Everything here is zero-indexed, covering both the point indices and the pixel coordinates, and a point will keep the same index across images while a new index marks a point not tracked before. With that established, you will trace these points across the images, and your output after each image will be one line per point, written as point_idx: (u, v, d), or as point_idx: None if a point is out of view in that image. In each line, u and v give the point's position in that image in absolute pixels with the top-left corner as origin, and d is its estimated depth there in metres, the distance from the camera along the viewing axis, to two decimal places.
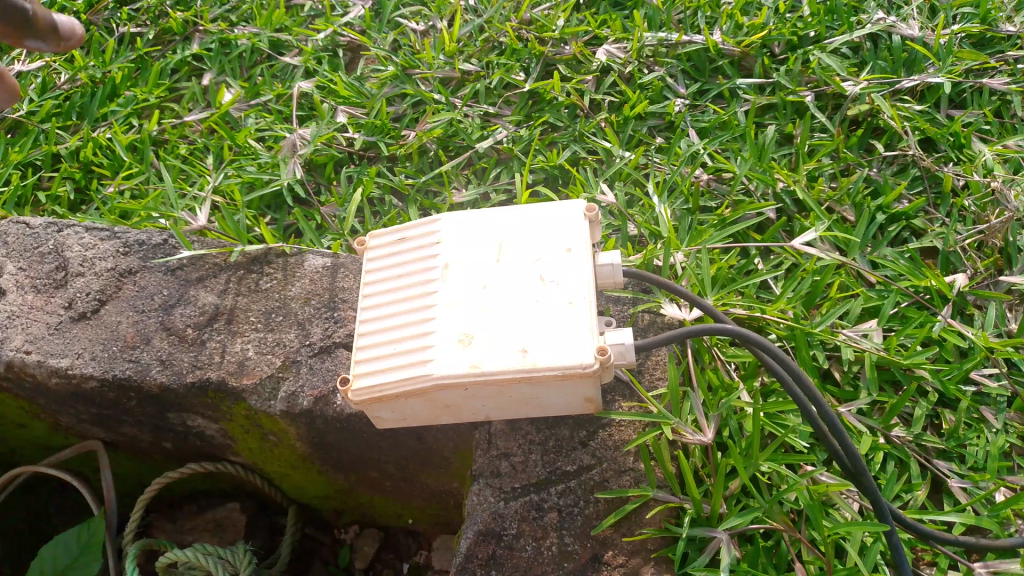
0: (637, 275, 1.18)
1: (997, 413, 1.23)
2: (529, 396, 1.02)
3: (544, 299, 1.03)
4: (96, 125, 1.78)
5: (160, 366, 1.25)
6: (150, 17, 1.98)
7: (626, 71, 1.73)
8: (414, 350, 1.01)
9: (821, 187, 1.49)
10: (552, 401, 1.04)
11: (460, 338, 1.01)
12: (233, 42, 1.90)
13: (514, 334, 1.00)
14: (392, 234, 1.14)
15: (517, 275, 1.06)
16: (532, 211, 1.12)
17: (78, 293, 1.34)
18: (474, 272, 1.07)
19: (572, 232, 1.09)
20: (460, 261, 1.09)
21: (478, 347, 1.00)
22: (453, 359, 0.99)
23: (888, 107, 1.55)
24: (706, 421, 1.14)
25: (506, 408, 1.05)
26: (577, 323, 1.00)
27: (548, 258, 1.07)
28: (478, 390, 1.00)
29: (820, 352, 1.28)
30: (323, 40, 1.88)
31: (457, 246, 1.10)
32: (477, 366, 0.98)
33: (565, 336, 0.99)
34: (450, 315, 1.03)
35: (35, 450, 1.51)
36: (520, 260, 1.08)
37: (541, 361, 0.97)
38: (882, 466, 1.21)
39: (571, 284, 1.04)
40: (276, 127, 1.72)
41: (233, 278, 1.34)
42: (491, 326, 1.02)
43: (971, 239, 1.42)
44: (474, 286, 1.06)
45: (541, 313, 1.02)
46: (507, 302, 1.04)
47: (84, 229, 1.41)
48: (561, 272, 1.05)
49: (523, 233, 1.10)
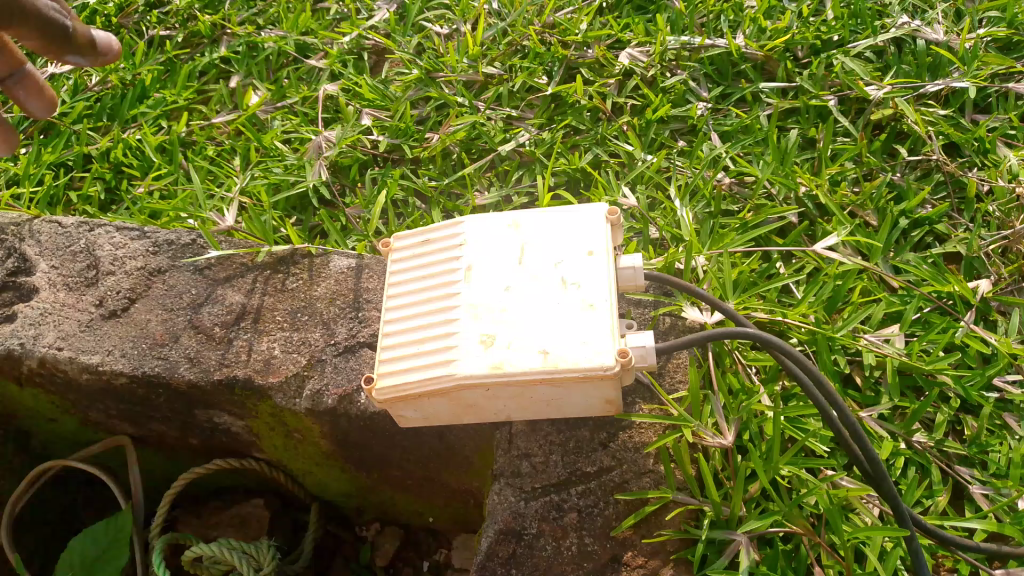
0: (654, 277, 1.19)
1: (1020, 419, 1.23)
2: (550, 397, 1.03)
3: (566, 302, 1.04)
4: (126, 126, 1.82)
5: (189, 363, 1.27)
6: (178, 21, 2.02)
7: (649, 75, 1.74)
8: (438, 350, 1.03)
9: (844, 191, 1.49)
10: (575, 402, 1.05)
11: (483, 339, 1.02)
12: (260, 45, 1.93)
13: (536, 335, 1.02)
14: (416, 236, 1.16)
15: (539, 277, 1.07)
16: (555, 214, 1.13)
17: (109, 291, 1.36)
18: (497, 274, 1.09)
19: (594, 236, 1.10)
20: (482, 264, 1.10)
21: (500, 348, 1.01)
22: (476, 359, 1.01)
23: (912, 111, 1.55)
24: (727, 424, 1.14)
25: (528, 409, 1.07)
26: (597, 327, 1.01)
27: (570, 261, 1.08)
28: (500, 390, 1.02)
29: (842, 356, 1.29)
30: (348, 43, 1.91)
31: (480, 247, 1.12)
32: (499, 366, 1.00)
33: (586, 339, 1.00)
34: (472, 315, 1.05)
35: (65, 444, 1.54)
36: (542, 263, 1.09)
37: (562, 362, 0.99)
38: (903, 471, 1.21)
39: (593, 287, 1.05)
40: (302, 129, 1.75)
41: (260, 278, 1.36)
42: (513, 327, 1.03)
43: (995, 245, 1.41)
44: (497, 287, 1.07)
45: (563, 315, 1.03)
46: (529, 305, 1.05)
47: (115, 228, 1.44)
48: (583, 274, 1.06)
49: (544, 235, 1.12)
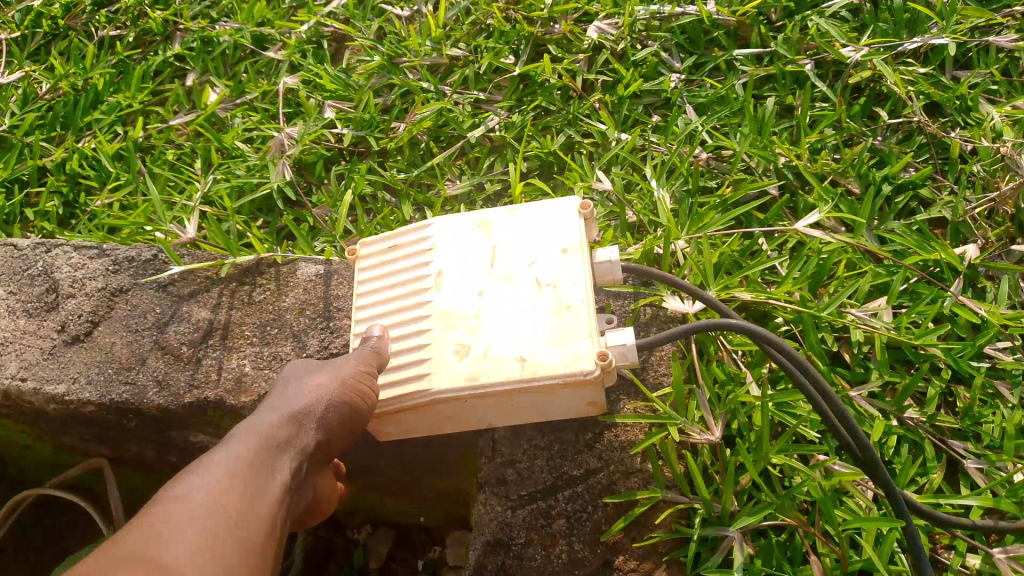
0: (633, 270, 1.15)
1: (1014, 387, 1.20)
2: (531, 404, 1.00)
3: (542, 305, 1.00)
4: (81, 135, 1.75)
5: (158, 387, 1.23)
6: (128, 18, 1.93)
7: (618, 49, 1.67)
8: (412, 364, 1.00)
9: (824, 159, 1.44)
10: (556, 406, 1.01)
11: (457, 349, 0.99)
12: (215, 40, 1.86)
13: (512, 342, 0.98)
14: (384, 242, 1.12)
15: (513, 280, 1.03)
16: (526, 210, 1.08)
17: (71, 315, 1.32)
18: (469, 279, 1.04)
19: (567, 231, 1.05)
20: (452, 268, 1.06)
21: (475, 359, 0.98)
22: (451, 372, 0.97)
23: (891, 72, 1.49)
24: (714, 418, 1.10)
25: (510, 416, 1.03)
26: (574, 329, 0.97)
27: (544, 260, 1.04)
28: (479, 402, 0.98)
29: (829, 334, 1.25)
30: (306, 33, 1.84)
31: (450, 251, 1.07)
32: (475, 377, 0.96)
33: (564, 343, 0.96)
34: (445, 325, 1.01)
35: (42, 470, 1.50)
36: (515, 264, 1.04)
37: (539, 369, 0.95)
38: (897, 450, 1.18)
39: (568, 286, 1.01)
40: (263, 127, 1.69)
41: (226, 291, 1.31)
42: (487, 335, 0.99)
43: (981, 208, 1.38)
44: (470, 293, 1.03)
45: (539, 319, 0.99)
46: (503, 309, 1.01)
47: (72, 247, 1.38)
48: (558, 274, 1.02)
49: (515, 234, 1.07)
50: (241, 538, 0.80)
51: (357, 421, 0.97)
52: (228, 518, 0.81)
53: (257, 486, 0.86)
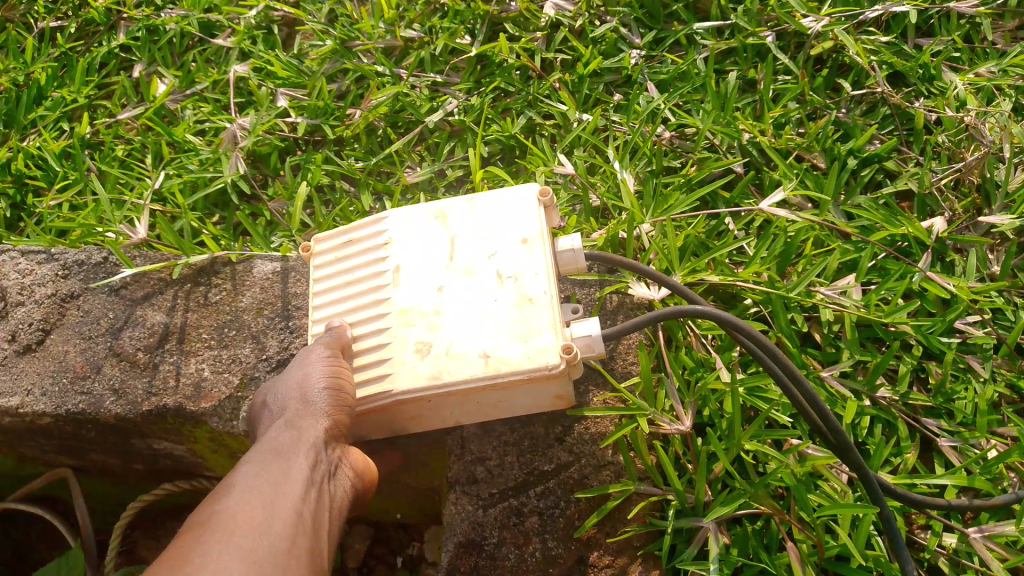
0: (599, 257, 1.12)
1: (984, 360, 1.19)
2: (497, 401, 0.97)
3: (504, 298, 0.97)
4: (25, 133, 1.68)
5: (114, 396, 1.19)
6: (69, 8, 1.86)
7: (577, 25, 1.63)
8: (372, 364, 0.97)
9: (789, 135, 1.42)
10: (522, 402, 0.99)
11: (418, 347, 0.96)
12: (161, 28, 1.79)
13: (475, 338, 0.95)
14: (339, 237, 1.08)
15: (473, 273, 1.00)
16: (485, 201, 1.05)
17: (20, 324, 1.27)
18: (428, 273, 1.01)
19: (527, 221, 1.02)
20: (411, 263, 1.03)
21: (437, 356, 0.95)
22: (412, 371, 0.94)
23: (853, 42, 1.47)
24: (684, 408, 1.10)
25: (476, 414, 1.01)
26: (538, 323, 0.94)
27: (505, 252, 1.01)
28: (443, 400, 0.96)
29: (798, 314, 1.23)
30: (256, 17, 1.78)
31: (408, 245, 1.04)
32: (438, 375, 0.93)
33: (528, 337, 0.94)
34: (405, 322, 0.98)
35: (4, 483, 1.46)
36: (476, 257, 1.01)
37: (503, 365, 0.93)
38: (870, 430, 1.18)
39: (530, 278, 0.98)
40: (215, 118, 1.63)
41: (181, 293, 1.27)
42: (449, 331, 0.96)
43: (948, 179, 1.36)
44: (429, 288, 1.00)
45: (501, 313, 0.96)
46: (464, 304, 0.98)
47: (19, 253, 1.34)
48: (519, 266, 0.99)
49: (476, 226, 1.04)
50: (270, 549, 0.80)
51: (337, 395, 0.94)
52: (248, 523, 0.82)
53: (272, 495, 0.85)
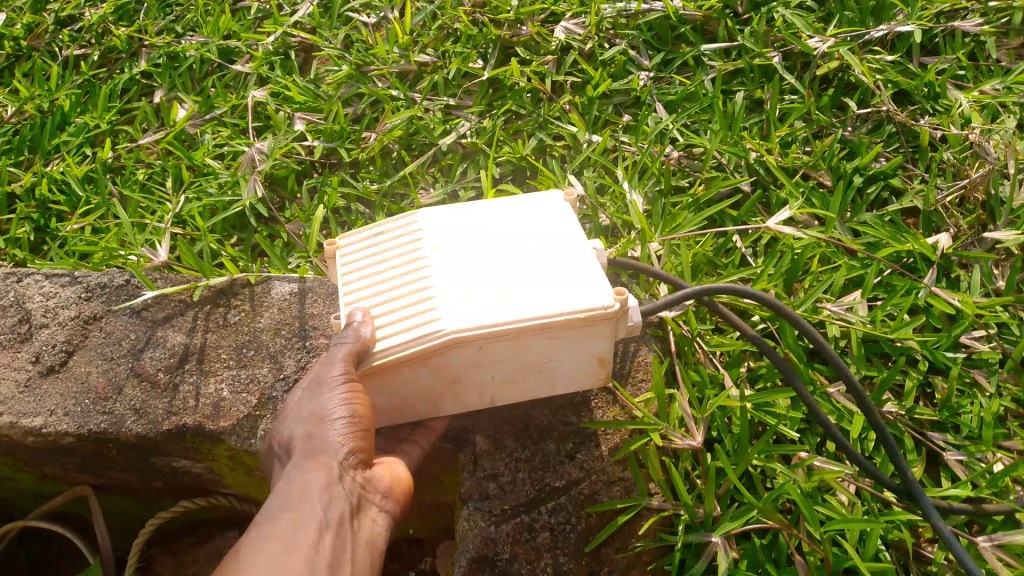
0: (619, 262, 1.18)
1: (991, 375, 1.21)
2: (540, 356, 0.96)
3: (550, 260, 0.97)
4: (49, 158, 1.73)
5: (135, 415, 1.22)
6: (92, 37, 1.92)
7: (586, 48, 1.67)
8: (417, 315, 0.93)
9: (795, 154, 1.44)
10: (565, 365, 0.99)
11: (466, 296, 0.93)
12: (182, 55, 1.84)
13: (525, 289, 0.94)
14: (366, 230, 1.04)
15: (512, 244, 1.00)
16: (510, 199, 1.07)
17: (45, 346, 1.31)
18: (466, 242, 1.00)
19: (558, 209, 1.05)
20: (448, 234, 1.01)
21: (488, 303, 0.92)
22: (463, 313, 0.91)
23: (858, 62, 1.49)
24: (695, 424, 1.11)
25: (513, 380, 0.99)
26: (593, 272, 0.96)
27: (539, 228, 1.02)
28: (492, 347, 0.92)
29: (807, 330, 1.24)
30: (273, 44, 1.82)
31: (439, 223, 1.02)
32: (490, 317, 0.91)
33: (585, 284, 0.94)
34: (448, 280, 0.95)
35: (26, 501, 1.49)
36: (511, 233, 1.01)
37: (563, 301, 0.93)
38: (878, 444, 1.19)
39: (573, 242, 1.00)
40: (234, 142, 1.67)
41: (200, 314, 1.31)
42: (496, 286, 0.94)
43: (953, 195, 1.38)
44: (470, 254, 0.98)
45: (552, 267, 0.97)
46: (510, 266, 0.97)
47: (44, 276, 1.38)
48: (558, 235, 1.01)
49: (511, 208, 1.05)
50: None
51: (351, 408, 0.96)
52: None
53: (289, 544, 0.91)
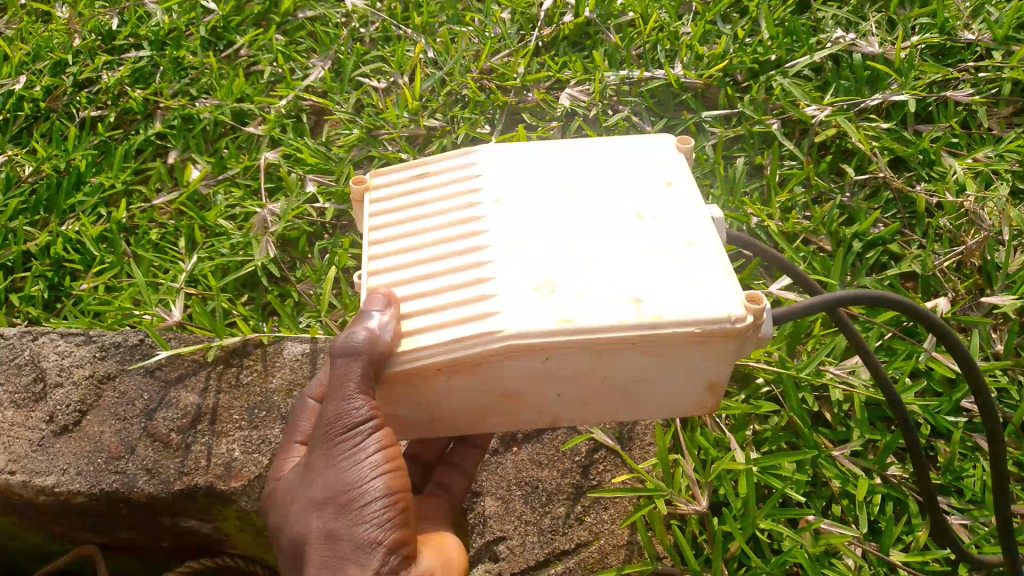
0: (736, 237, 1.15)
1: (993, 439, 1.22)
2: (636, 376, 0.83)
3: (645, 241, 0.85)
4: (64, 217, 1.76)
5: (147, 475, 1.24)
6: (109, 98, 1.96)
7: (591, 114, 1.71)
8: (473, 300, 0.82)
9: (796, 219, 1.48)
10: (669, 394, 0.85)
11: (539, 286, 0.82)
12: (195, 117, 1.88)
13: (620, 281, 0.82)
14: (411, 169, 0.99)
15: (599, 213, 0.89)
16: (611, 145, 0.98)
17: (59, 406, 1.32)
18: (543, 209, 0.90)
19: (671, 167, 0.94)
20: (515, 193, 0.92)
21: (565, 295, 0.81)
22: (533, 308, 0.80)
23: (855, 130, 1.53)
24: (700, 489, 1.13)
25: (595, 400, 0.85)
26: (704, 264, 0.83)
27: (640, 191, 0.91)
28: (565, 359, 0.80)
29: (810, 393, 1.27)
30: (286, 107, 1.87)
31: (510, 180, 0.93)
32: (566, 319, 0.78)
33: (696, 283, 0.81)
34: (517, 258, 0.84)
35: (31, 559, 1.49)
36: (600, 200, 0.91)
37: (669, 311, 0.79)
38: (882, 508, 1.20)
39: (680, 222, 0.87)
40: (246, 203, 1.71)
41: (213, 374, 1.33)
42: (575, 271, 0.83)
43: (949, 261, 1.41)
44: (546, 224, 0.88)
45: (657, 254, 0.85)
46: (593, 244, 0.86)
47: (60, 335, 1.40)
48: (663, 209, 0.89)
49: (604, 165, 0.95)
50: None
51: (379, 474, 0.85)
52: None
53: None
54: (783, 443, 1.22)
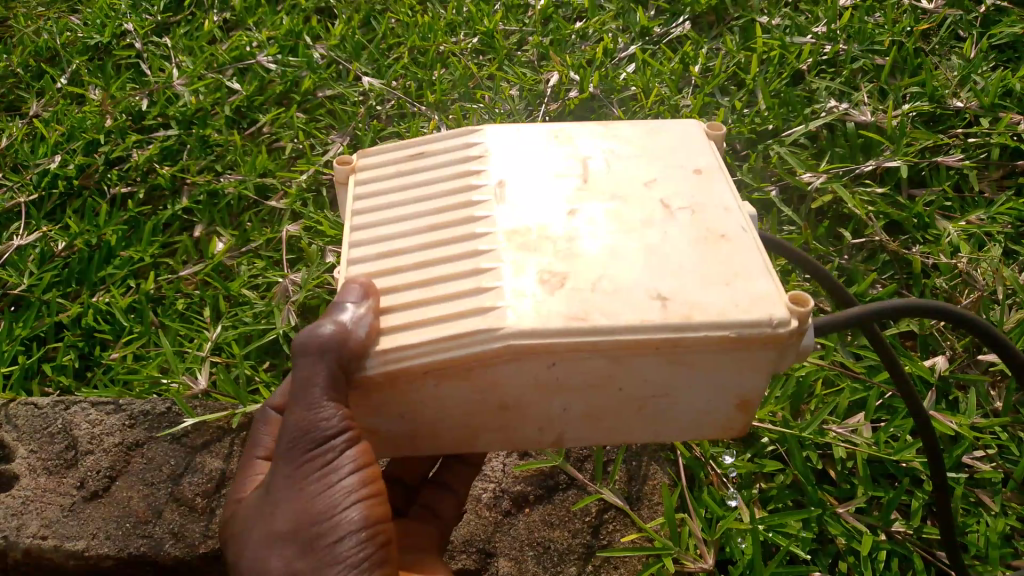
0: (801, 260, 1.20)
1: (994, 494, 1.26)
2: (664, 385, 0.88)
3: (658, 238, 0.93)
4: (95, 289, 1.83)
5: (174, 538, 1.29)
6: (139, 174, 2.03)
7: None
8: (477, 291, 0.88)
9: (795, 282, 1.53)
10: (697, 403, 0.90)
11: (549, 273, 0.89)
12: (220, 191, 1.96)
13: (642, 278, 0.88)
14: (410, 148, 1.09)
15: (613, 206, 0.98)
16: (639, 137, 1.08)
17: (89, 472, 1.37)
18: (559, 198, 0.99)
19: (699, 157, 1.04)
20: (525, 179, 1.01)
21: (576, 286, 0.87)
22: (545, 299, 0.86)
23: (849, 197, 1.60)
24: (706, 547, 1.17)
25: (612, 408, 0.91)
26: (738, 253, 0.91)
27: (662, 184, 1.01)
28: (568, 364, 0.85)
29: (813, 451, 1.30)
30: (306, 180, 1.96)
31: (526, 169, 1.03)
32: (576, 315, 0.84)
33: (714, 279, 0.88)
34: (527, 241, 0.93)
35: None
36: (616, 194, 0.99)
37: (696, 313, 0.84)
38: (888, 564, 1.22)
39: (705, 219, 0.95)
40: (268, 274, 1.79)
41: (237, 440, 1.40)
42: (587, 260, 0.90)
43: (946, 320, 1.44)
44: (562, 211, 0.97)
45: (680, 252, 0.91)
46: (603, 235, 0.93)
47: (90, 403, 1.46)
48: (691, 201, 0.98)
49: (623, 161, 1.04)
50: None
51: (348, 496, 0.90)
52: None
53: None
54: (789, 501, 1.26)
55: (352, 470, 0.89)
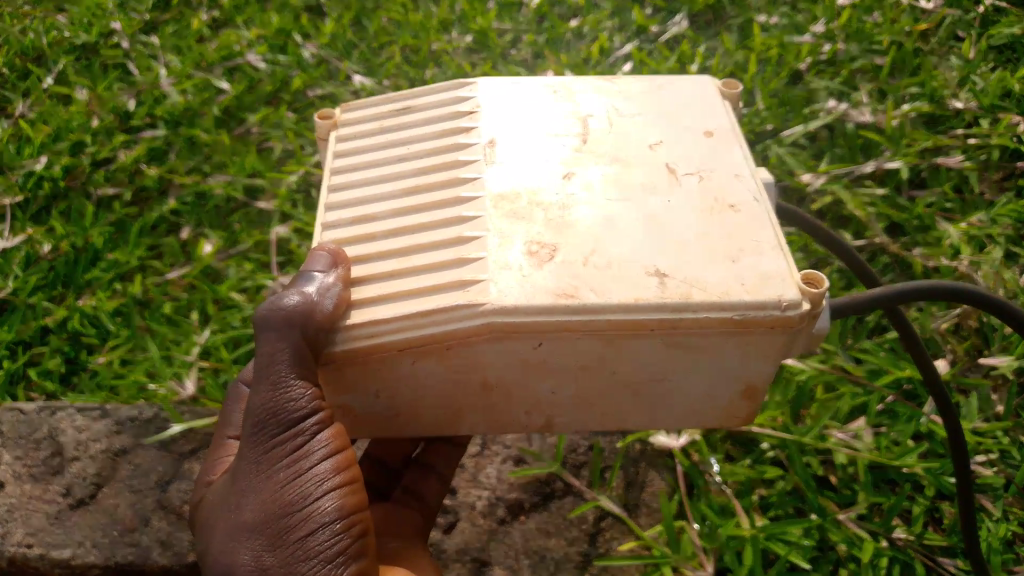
0: (816, 229, 1.21)
1: (996, 500, 1.24)
2: (662, 369, 0.87)
3: (657, 207, 0.92)
4: (81, 292, 1.79)
5: (161, 546, 1.26)
6: (125, 175, 1.98)
7: None
8: (461, 263, 0.87)
9: None
10: (693, 389, 0.90)
11: (536, 245, 0.88)
12: (209, 193, 1.92)
13: (640, 251, 0.87)
14: (397, 105, 1.11)
15: (610, 171, 0.97)
16: (645, 100, 1.08)
17: (75, 479, 1.35)
18: (553, 162, 0.98)
19: (708, 121, 1.04)
20: (515, 142, 1.01)
21: (564, 259, 0.86)
22: (534, 272, 0.85)
23: (850, 198, 1.58)
24: (706, 556, 1.14)
25: (603, 389, 0.90)
26: (748, 227, 0.90)
27: (667, 147, 1.00)
28: (555, 344, 0.84)
29: (813, 457, 1.28)
30: (296, 182, 1.93)
31: (519, 132, 1.03)
32: (564, 291, 0.83)
33: (713, 254, 0.87)
34: (514, 207, 0.92)
35: None
36: (618, 159, 0.99)
37: (695, 292, 0.83)
38: (889, 571, 1.20)
39: (711, 185, 0.95)
40: (257, 276, 1.75)
41: None
42: (578, 230, 0.90)
43: (948, 322, 1.42)
44: (556, 175, 0.97)
45: (681, 221, 0.91)
46: (597, 204, 0.93)
47: (77, 409, 1.42)
48: (697, 167, 0.97)
49: (625, 125, 1.04)
50: None
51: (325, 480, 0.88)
52: None
53: None
54: (789, 508, 1.23)
55: (326, 454, 0.88)
